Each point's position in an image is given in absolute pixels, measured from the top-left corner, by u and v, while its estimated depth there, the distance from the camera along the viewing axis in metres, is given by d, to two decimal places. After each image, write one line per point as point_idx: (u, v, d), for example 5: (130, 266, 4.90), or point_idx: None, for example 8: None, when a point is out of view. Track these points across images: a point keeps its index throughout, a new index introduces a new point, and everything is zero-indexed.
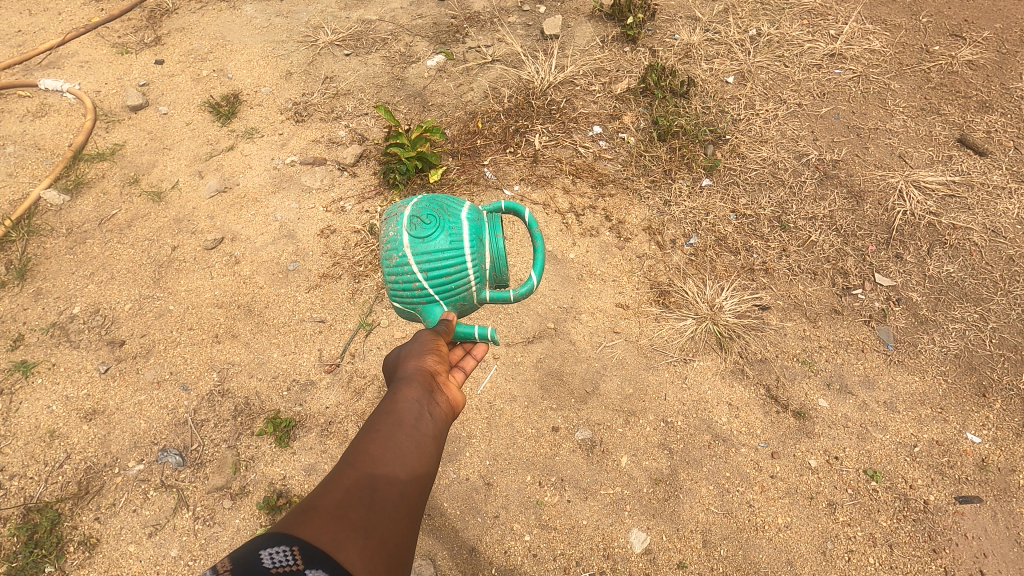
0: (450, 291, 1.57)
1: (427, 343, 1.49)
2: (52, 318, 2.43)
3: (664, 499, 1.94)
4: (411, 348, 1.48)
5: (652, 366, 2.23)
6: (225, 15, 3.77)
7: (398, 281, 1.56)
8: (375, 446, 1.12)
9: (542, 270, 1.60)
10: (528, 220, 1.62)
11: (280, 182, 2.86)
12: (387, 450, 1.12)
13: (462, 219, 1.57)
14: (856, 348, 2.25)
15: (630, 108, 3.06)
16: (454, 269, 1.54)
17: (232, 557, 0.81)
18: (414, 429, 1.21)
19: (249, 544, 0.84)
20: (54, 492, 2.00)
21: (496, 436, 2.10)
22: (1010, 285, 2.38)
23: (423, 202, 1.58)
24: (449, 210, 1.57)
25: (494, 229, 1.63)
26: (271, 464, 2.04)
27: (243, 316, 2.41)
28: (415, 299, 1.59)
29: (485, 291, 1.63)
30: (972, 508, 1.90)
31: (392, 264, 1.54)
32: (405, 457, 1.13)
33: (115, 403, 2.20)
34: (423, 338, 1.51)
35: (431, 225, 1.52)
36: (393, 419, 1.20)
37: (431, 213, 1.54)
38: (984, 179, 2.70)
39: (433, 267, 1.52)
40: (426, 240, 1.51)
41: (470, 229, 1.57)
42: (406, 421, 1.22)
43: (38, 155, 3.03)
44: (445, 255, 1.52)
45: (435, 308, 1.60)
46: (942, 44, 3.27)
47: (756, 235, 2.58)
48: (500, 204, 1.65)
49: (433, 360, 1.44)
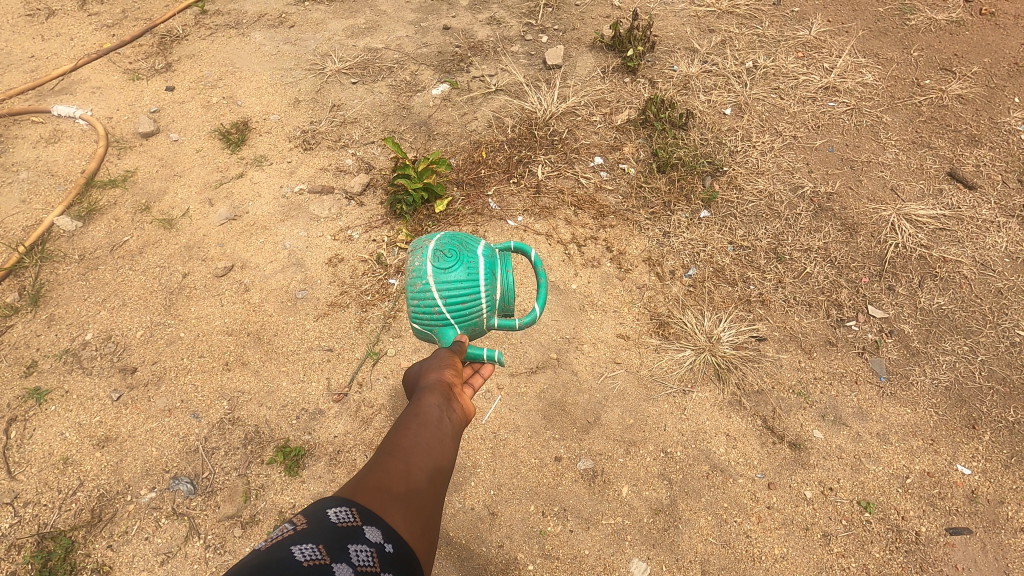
0: (464, 316, 1.63)
1: (445, 358, 1.56)
2: (65, 345, 2.48)
3: (664, 529, 2.00)
4: (431, 361, 1.56)
5: (652, 397, 2.29)
6: (234, 42, 3.85)
7: (419, 305, 1.61)
8: (406, 439, 1.23)
9: (545, 303, 1.67)
10: (536, 259, 1.69)
11: (289, 210, 2.92)
12: (418, 443, 1.23)
13: (481, 254, 1.65)
14: (850, 380, 2.32)
15: (630, 139, 3.14)
16: (470, 297, 1.60)
17: (305, 513, 0.96)
18: (438, 427, 1.31)
19: (318, 503, 0.98)
20: (67, 519, 2.04)
21: (500, 466, 2.15)
22: (999, 318, 2.45)
23: (445, 237, 1.66)
24: (468, 246, 1.65)
25: (505, 266, 1.71)
26: (281, 492, 2.09)
27: (252, 344, 2.47)
28: (432, 322, 1.64)
29: (495, 320, 1.70)
30: (962, 539, 1.96)
31: (415, 290, 1.60)
32: (432, 450, 1.24)
33: (127, 430, 2.24)
34: (441, 354, 1.58)
35: (452, 258, 1.59)
36: (420, 419, 1.30)
37: (452, 248, 1.61)
38: (973, 213, 2.78)
39: (452, 295, 1.58)
40: (447, 271, 1.58)
41: (487, 264, 1.64)
42: (431, 420, 1.32)
43: (51, 181, 3.10)
44: (463, 286, 1.58)
45: (449, 331, 1.65)
46: (932, 78, 3.37)
47: (752, 266, 2.65)
48: (510, 244, 1.74)
49: (451, 372, 1.51)
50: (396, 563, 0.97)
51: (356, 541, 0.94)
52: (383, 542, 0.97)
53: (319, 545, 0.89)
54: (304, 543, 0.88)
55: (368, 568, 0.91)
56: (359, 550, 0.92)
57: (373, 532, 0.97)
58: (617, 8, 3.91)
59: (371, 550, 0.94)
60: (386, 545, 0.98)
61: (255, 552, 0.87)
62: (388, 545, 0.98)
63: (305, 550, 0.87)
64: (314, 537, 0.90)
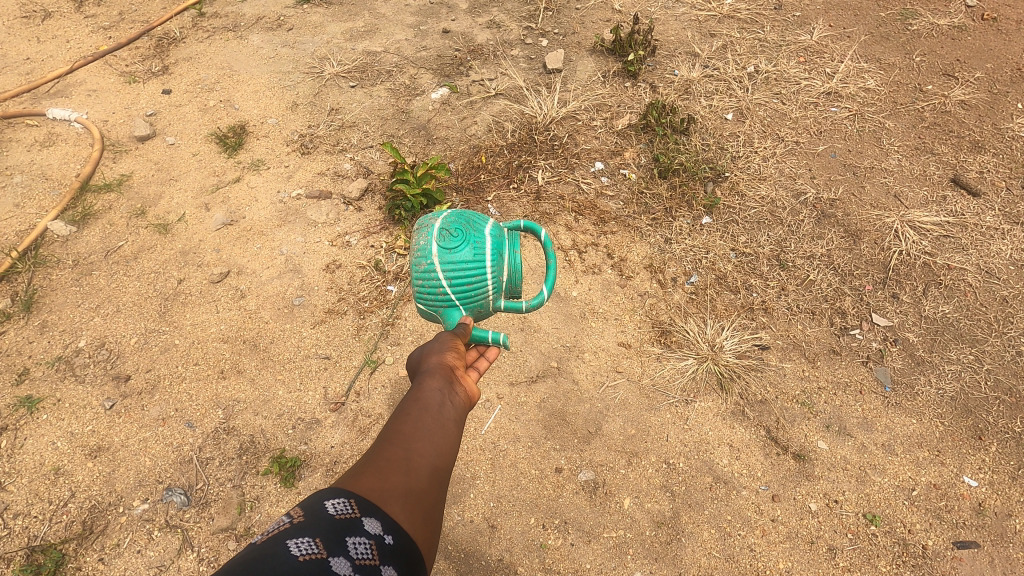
0: (469, 298, 1.59)
1: (446, 342, 1.51)
2: (58, 352, 2.44)
3: (667, 542, 1.96)
4: (432, 346, 1.51)
5: (654, 407, 2.26)
6: (232, 44, 3.82)
7: (424, 285, 1.58)
8: (406, 426, 1.20)
9: (554, 285, 1.61)
10: (546, 240, 1.63)
11: (286, 215, 2.89)
12: (418, 430, 1.20)
13: (487, 234, 1.59)
14: (854, 390, 2.29)
15: (631, 144, 3.11)
16: (476, 278, 1.56)
17: (302, 506, 0.94)
18: (439, 412, 1.27)
19: (315, 495, 0.96)
20: (58, 532, 2.00)
21: (500, 478, 2.12)
22: (1004, 327, 2.42)
23: (452, 215, 1.60)
24: (475, 225, 1.59)
25: (513, 246, 1.65)
26: (276, 504, 2.05)
27: (248, 351, 2.43)
28: (437, 302, 1.61)
29: (500, 301, 1.65)
30: (970, 553, 1.93)
31: (420, 270, 1.57)
32: (433, 437, 1.20)
33: (120, 440, 2.20)
34: (443, 337, 1.54)
35: (458, 238, 1.54)
36: (420, 405, 1.27)
37: (458, 227, 1.56)
38: (977, 220, 2.75)
39: (457, 276, 1.55)
40: (452, 251, 1.54)
41: (494, 244, 1.59)
42: (431, 405, 1.28)
43: (45, 185, 3.06)
44: (469, 267, 1.55)
45: (454, 312, 1.62)
46: (935, 83, 3.35)
47: (755, 273, 2.62)
48: (519, 223, 1.68)
49: (452, 355, 1.47)
50: (398, 555, 0.95)
51: (355, 532, 0.91)
52: (383, 534, 0.95)
53: (315, 539, 0.86)
54: (301, 536, 0.86)
55: (366, 561, 0.89)
56: (357, 543, 0.90)
57: (371, 523, 0.95)
58: (617, 12, 3.88)
59: (370, 543, 0.91)
60: (386, 537, 0.95)
61: (249, 547, 0.85)
62: (388, 536, 0.95)
63: (302, 545, 0.85)
64: (311, 531, 0.88)
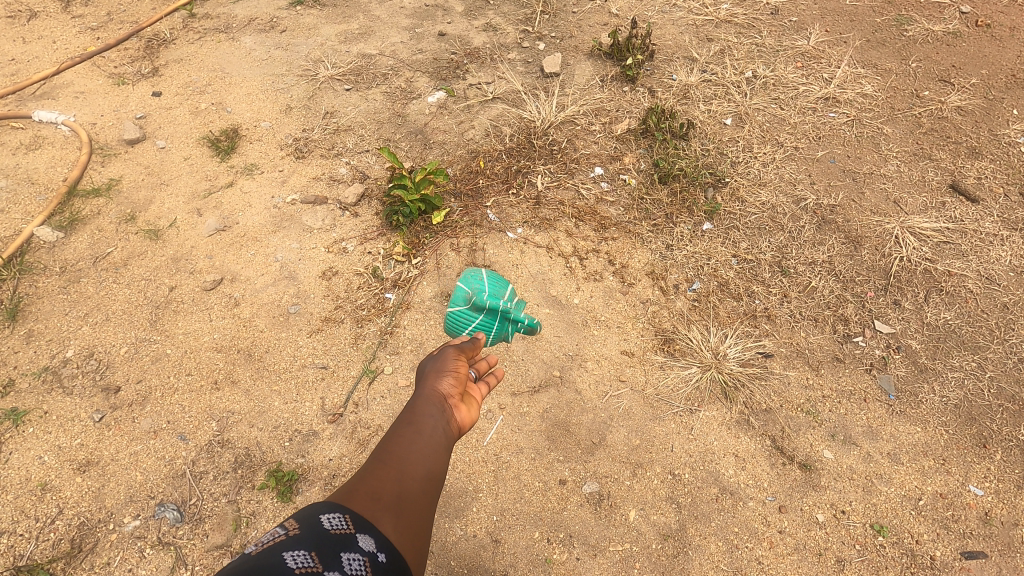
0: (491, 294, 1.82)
1: (448, 352, 1.39)
2: (44, 362, 2.36)
3: (674, 555, 1.93)
4: (434, 355, 1.40)
5: (658, 417, 2.23)
6: (224, 46, 3.75)
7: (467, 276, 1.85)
8: (404, 443, 1.13)
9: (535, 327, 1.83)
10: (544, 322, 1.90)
11: (280, 221, 2.83)
12: (415, 448, 1.13)
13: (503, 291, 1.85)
14: (858, 398, 2.27)
15: (631, 149, 3.09)
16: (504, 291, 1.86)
17: (296, 520, 0.89)
18: (437, 431, 1.19)
19: (310, 508, 0.91)
20: (45, 551, 1.92)
21: (502, 491, 2.07)
22: (1006, 334, 2.41)
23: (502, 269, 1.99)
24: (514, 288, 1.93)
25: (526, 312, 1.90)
26: (273, 520, 1.99)
27: (242, 361, 2.37)
28: (468, 286, 1.83)
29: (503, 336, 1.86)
30: (978, 563, 1.91)
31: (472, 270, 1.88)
32: (431, 458, 1.14)
33: (109, 454, 2.13)
34: (445, 348, 1.41)
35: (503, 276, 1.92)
36: (419, 423, 1.18)
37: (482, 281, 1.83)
38: (977, 227, 2.75)
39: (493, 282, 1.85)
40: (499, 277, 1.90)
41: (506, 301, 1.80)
42: (430, 422, 1.20)
43: (31, 189, 2.97)
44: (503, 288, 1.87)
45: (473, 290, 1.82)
46: (931, 89, 3.36)
47: (757, 279, 2.60)
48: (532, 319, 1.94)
49: (457, 361, 1.37)
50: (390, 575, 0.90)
51: (348, 548, 0.87)
52: (376, 552, 0.90)
53: (311, 552, 0.83)
54: (296, 549, 0.82)
55: None
56: (350, 560, 0.86)
57: (365, 541, 0.91)
58: (615, 16, 3.87)
59: (363, 559, 0.87)
60: (379, 555, 0.91)
61: (243, 556, 0.81)
62: (381, 555, 0.91)
63: (298, 556, 0.81)
64: (306, 543, 0.84)
